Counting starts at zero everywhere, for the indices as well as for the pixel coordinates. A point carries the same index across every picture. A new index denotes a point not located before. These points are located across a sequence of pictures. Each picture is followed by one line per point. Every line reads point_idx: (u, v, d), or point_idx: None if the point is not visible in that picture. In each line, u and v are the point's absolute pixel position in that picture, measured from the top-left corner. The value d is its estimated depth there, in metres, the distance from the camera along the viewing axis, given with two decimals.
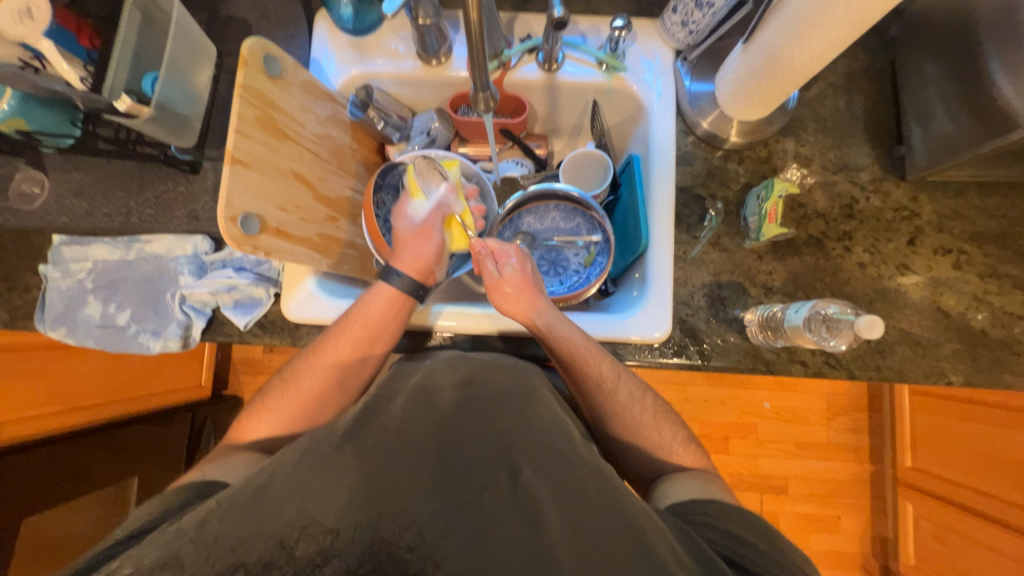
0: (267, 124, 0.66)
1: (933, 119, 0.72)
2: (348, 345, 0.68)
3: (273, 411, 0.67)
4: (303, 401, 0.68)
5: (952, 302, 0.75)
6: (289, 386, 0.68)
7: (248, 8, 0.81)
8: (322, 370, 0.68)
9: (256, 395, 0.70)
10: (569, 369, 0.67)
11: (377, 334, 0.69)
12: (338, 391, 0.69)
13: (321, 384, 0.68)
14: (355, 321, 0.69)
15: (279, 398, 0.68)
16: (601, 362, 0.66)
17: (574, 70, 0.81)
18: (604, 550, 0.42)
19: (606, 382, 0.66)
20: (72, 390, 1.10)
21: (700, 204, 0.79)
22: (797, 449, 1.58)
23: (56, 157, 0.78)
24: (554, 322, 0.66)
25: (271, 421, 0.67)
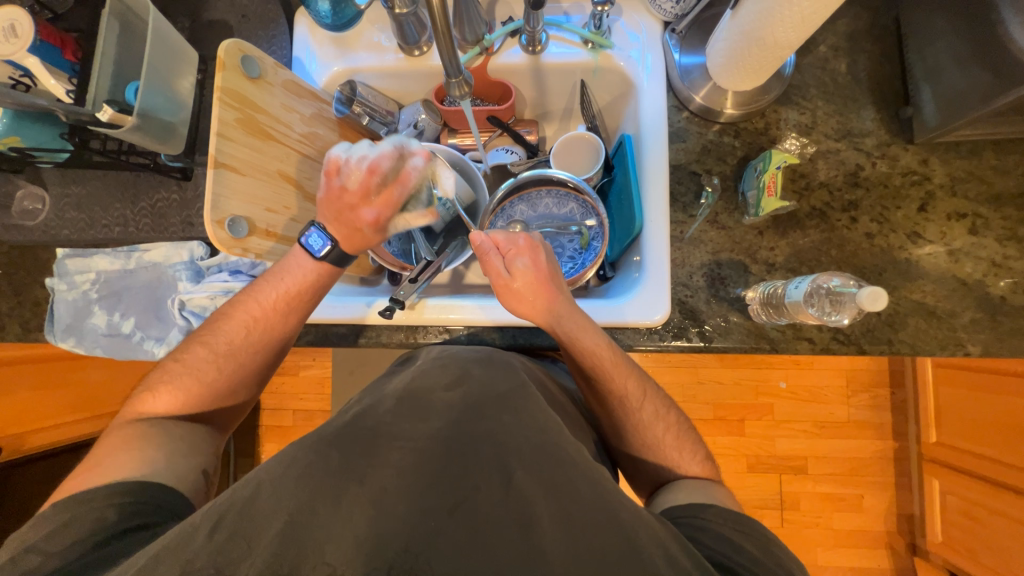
0: (249, 126, 0.66)
1: (943, 75, 0.68)
2: (272, 308, 0.67)
3: (171, 385, 0.63)
4: (205, 371, 0.64)
5: (968, 269, 0.71)
6: (209, 350, 0.65)
7: (228, 11, 0.81)
8: (234, 329, 0.66)
9: (154, 371, 0.66)
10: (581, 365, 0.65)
11: (296, 295, 0.68)
12: (250, 350, 0.67)
13: (247, 348, 0.66)
14: (284, 282, 0.67)
15: (198, 364, 0.64)
16: (627, 378, 0.64)
17: (559, 51, 0.78)
18: (596, 547, 0.41)
19: (617, 382, 0.64)
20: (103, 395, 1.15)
21: (696, 181, 0.76)
22: (816, 429, 1.55)
23: (54, 172, 0.79)
24: (576, 331, 0.63)
25: (169, 395, 0.63)
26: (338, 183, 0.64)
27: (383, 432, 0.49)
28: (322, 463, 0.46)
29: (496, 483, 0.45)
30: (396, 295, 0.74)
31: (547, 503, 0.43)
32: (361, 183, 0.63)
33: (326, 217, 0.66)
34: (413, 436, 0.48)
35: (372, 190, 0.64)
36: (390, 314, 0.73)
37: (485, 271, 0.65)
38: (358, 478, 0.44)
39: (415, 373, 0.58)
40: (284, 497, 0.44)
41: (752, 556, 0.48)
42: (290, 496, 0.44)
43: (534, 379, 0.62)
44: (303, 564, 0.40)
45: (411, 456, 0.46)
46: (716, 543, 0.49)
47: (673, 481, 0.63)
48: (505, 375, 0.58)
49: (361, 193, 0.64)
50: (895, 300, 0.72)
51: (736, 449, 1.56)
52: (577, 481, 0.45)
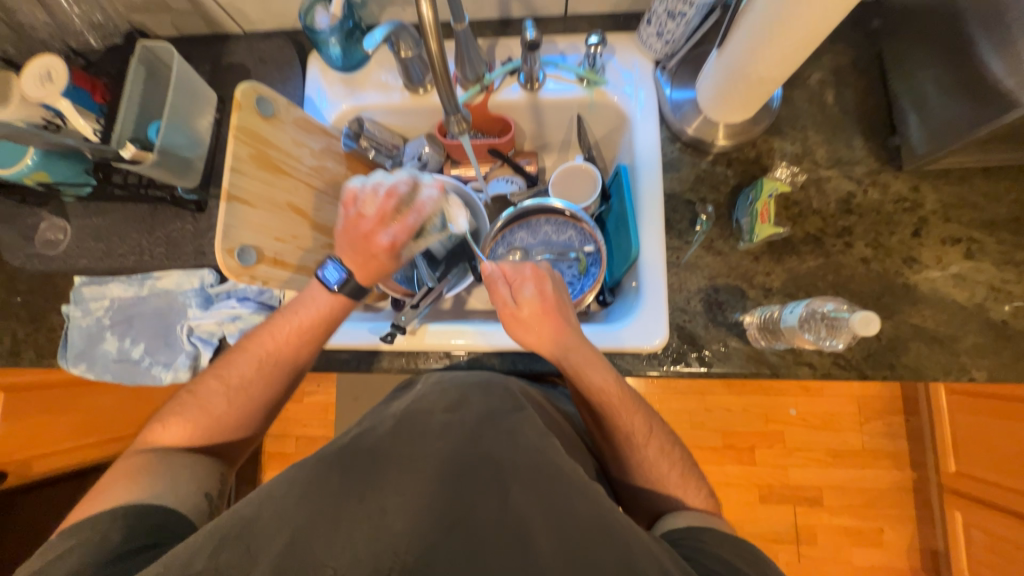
0: (261, 161, 0.69)
1: (927, 106, 0.70)
2: (284, 341, 0.67)
3: (180, 420, 0.64)
4: (218, 407, 0.65)
5: (968, 294, 0.71)
6: (220, 383, 0.66)
7: (246, 55, 0.87)
8: (248, 361, 0.67)
9: (167, 406, 0.67)
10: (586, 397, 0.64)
11: (306, 327, 0.68)
12: (263, 383, 0.67)
13: (255, 381, 0.66)
14: (296, 315, 0.68)
15: (209, 395, 0.65)
16: (634, 415, 0.64)
17: (555, 87, 0.83)
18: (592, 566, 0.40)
19: (624, 419, 0.64)
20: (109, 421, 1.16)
21: (691, 208, 0.78)
22: (829, 458, 1.50)
23: (77, 205, 0.84)
24: (584, 364, 0.63)
25: (177, 425, 0.64)
26: (354, 212, 0.66)
27: (381, 455, 0.49)
28: (322, 484, 0.47)
29: (493, 501, 0.45)
30: (397, 320, 0.75)
31: (542, 523, 0.43)
32: (375, 210, 0.65)
33: (342, 250, 0.67)
34: (413, 458, 0.48)
35: (388, 216, 0.66)
36: (391, 338, 0.74)
37: (492, 299, 0.65)
38: (358, 498, 0.45)
39: (415, 395, 0.59)
40: (282, 520, 0.44)
41: None
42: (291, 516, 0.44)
43: (525, 396, 0.62)
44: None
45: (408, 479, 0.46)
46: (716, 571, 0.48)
47: (672, 511, 0.61)
48: (500, 396, 0.58)
49: (375, 218, 0.66)
50: (894, 324, 0.72)
51: (746, 479, 1.51)
52: (573, 500, 0.45)
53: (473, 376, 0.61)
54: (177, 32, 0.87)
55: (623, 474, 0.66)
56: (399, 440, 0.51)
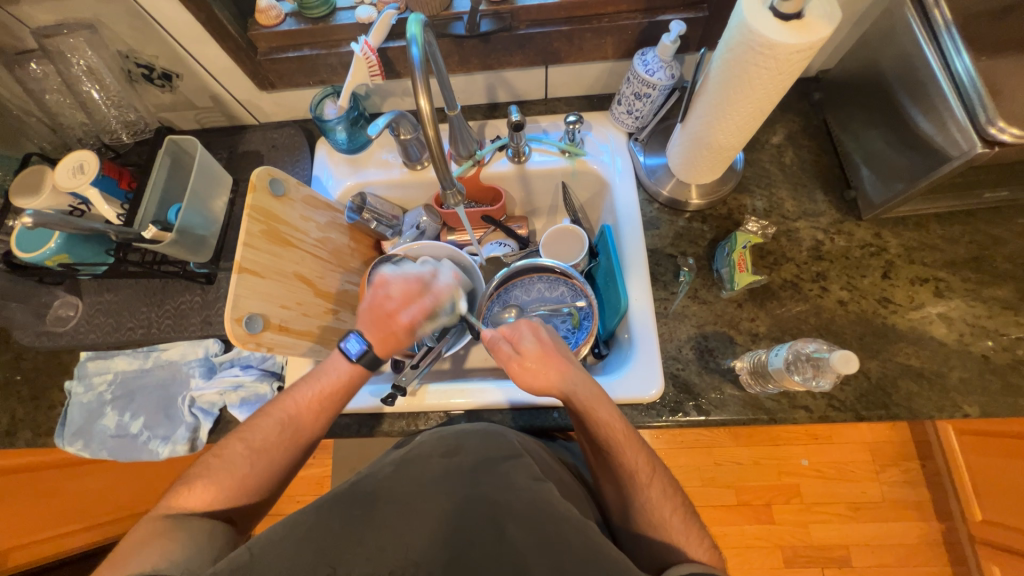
0: (271, 236, 0.75)
1: (873, 163, 0.78)
2: (303, 410, 0.67)
3: (191, 493, 0.62)
4: (233, 478, 0.63)
5: (945, 331, 0.74)
6: (238, 450, 0.65)
7: (260, 143, 0.96)
8: (267, 433, 0.66)
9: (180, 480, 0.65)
10: (596, 440, 0.64)
11: (328, 396, 0.69)
12: (280, 454, 0.65)
13: (279, 445, 0.66)
14: (318, 383, 0.69)
15: (234, 458, 0.64)
16: (638, 452, 0.64)
17: (540, 160, 0.91)
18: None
19: (630, 459, 0.63)
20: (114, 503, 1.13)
21: (673, 261, 0.83)
22: (851, 511, 1.44)
23: (91, 282, 0.88)
24: (592, 400, 0.64)
25: (183, 497, 0.62)
26: (382, 293, 0.72)
27: (380, 500, 0.48)
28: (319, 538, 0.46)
29: (490, 546, 0.44)
30: (397, 381, 0.76)
31: (541, 567, 0.42)
32: (403, 291, 0.72)
33: (365, 325, 0.71)
34: (413, 502, 0.48)
35: (411, 299, 0.72)
36: (392, 401, 0.74)
37: (496, 358, 0.67)
38: (356, 543, 0.44)
39: (412, 444, 0.57)
40: None
41: None
42: (289, 563, 0.43)
43: (526, 447, 0.60)
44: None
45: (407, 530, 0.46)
46: None
47: (675, 561, 0.58)
48: (500, 444, 0.55)
49: (403, 299, 0.72)
50: (881, 363, 0.74)
51: (766, 539, 1.43)
52: (570, 540, 0.44)
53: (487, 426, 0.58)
54: (200, 126, 0.97)
55: (625, 525, 0.64)
56: (398, 484, 0.49)
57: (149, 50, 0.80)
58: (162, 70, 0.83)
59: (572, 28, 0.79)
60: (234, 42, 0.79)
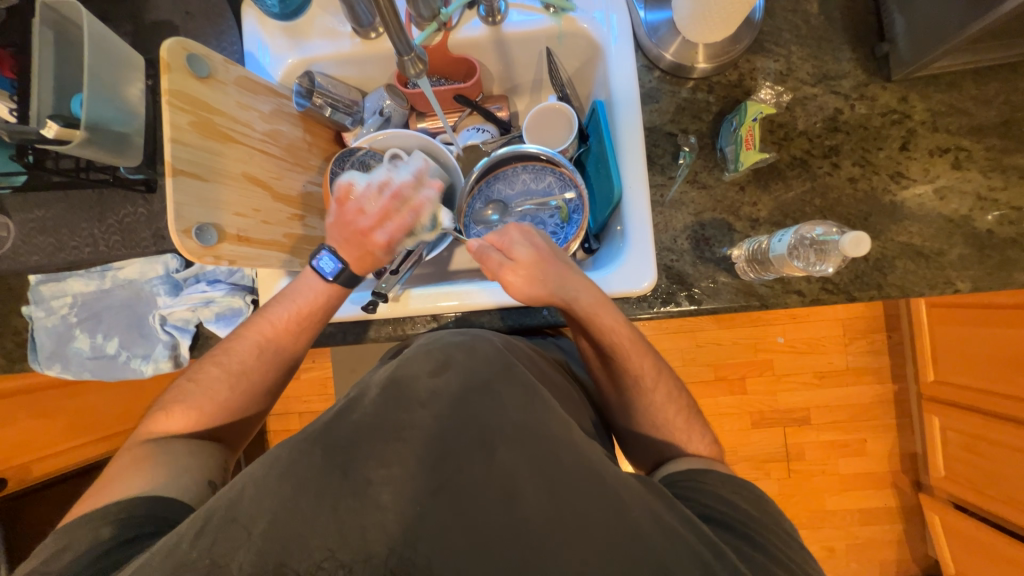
0: (204, 128, 0.63)
1: (916, 5, 0.65)
2: (285, 329, 0.66)
3: (182, 406, 0.62)
4: (218, 392, 0.63)
5: (955, 205, 0.70)
6: (223, 369, 0.64)
7: (171, 10, 0.77)
8: (248, 350, 0.65)
9: (166, 393, 0.65)
10: (605, 353, 0.64)
11: (306, 315, 0.67)
12: (263, 371, 0.66)
13: (261, 366, 0.65)
14: (295, 302, 0.66)
15: (215, 380, 0.64)
16: (644, 357, 0.64)
17: (520, 19, 0.75)
18: (582, 515, 0.42)
19: (642, 370, 0.64)
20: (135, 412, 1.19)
21: (672, 141, 0.74)
22: (817, 379, 1.56)
23: (14, 198, 0.77)
24: (595, 305, 0.63)
25: (170, 413, 0.62)
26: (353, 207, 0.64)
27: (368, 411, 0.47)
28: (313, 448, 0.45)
29: (479, 452, 0.44)
30: (378, 288, 0.72)
31: (530, 473, 0.43)
32: (375, 211, 0.64)
33: (337, 241, 0.66)
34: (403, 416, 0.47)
35: (388, 215, 0.65)
36: (373, 308, 0.72)
37: (487, 270, 0.63)
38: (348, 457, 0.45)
39: (400, 359, 0.55)
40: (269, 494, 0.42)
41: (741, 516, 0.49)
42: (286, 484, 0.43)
43: (514, 349, 0.59)
44: (294, 552, 0.39)
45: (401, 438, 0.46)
46: (708, 508, 0.50)
47: (675, 456, 0.62)
48: (486, 357, 0.54)
49: (376, 220, 0.65)
50: (881, 244, 0.71)
51: (739, 407, 1.58)
52: (562, 457, 0.45)
53: (485, 335, 0.58)
54: None
55: (620, 409, 0.68)
56: (385, 399, 0.48)
57: None
58: None
59: None
60: None
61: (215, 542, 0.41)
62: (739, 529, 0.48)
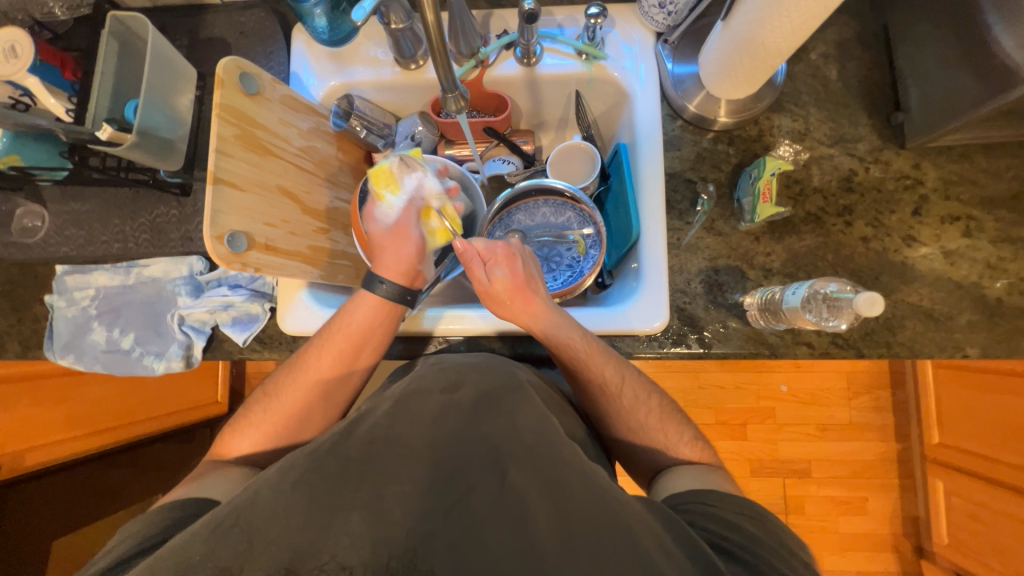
0: (248, 142, 0.66)
1: (931, 81, 0.69)
2: (341, 359, 0.67)
3: (256, 427, 0.66)
4: (286, 417, 0.67)
5: (965, 271, 0.72)
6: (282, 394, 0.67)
7: (226, 29, 0.82)
8: (310, 380, 0.67)
9: (237, 412, 0.69)
10: (572, 373, 0.65)
11: (362, 343, 0.68)
12: (326, 400, 0.68)
13: (324, 394, 0.68)
14: (350, 329, 0.67)
15: (282, 405, 0.67)
16: (605, 365, 0.64)
17: (553, 62, 0.80)
18: (592, 541, 0.41)
19: (611, 387, 0.64)
20: (136, 406, 1.21)
21: (691, 188, 0.77)
22: (819, 432, 1.54)
23: (54, 190, 0.80)
24: (559, 329, 0.64)
25: (250, 434, 0.66)
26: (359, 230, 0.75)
27: (383, 431, 0.48)
28: (323, 464, 0.46)
29: (491, 477, 0.45)
30: None
31: (540, 499, 0.43)
32: (402, 211, 0.71)
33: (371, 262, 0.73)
34: (415, 435, 0.47)
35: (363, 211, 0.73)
36: None
37: (468, 278, 0.65)
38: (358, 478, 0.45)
39: (412, 374, 0.57)
40: (282, 504, 0.43)
41: (745, 539, 0.48)
42: (299, 491, 0.43)
43: (529, 378, 0.60)
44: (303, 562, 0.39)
45: (412, 460, 0.46)
46: (708, 528, 0.50)
47: (676, 468, 0.62)
48: (501, 377, 0.55)
49: (405, 219, 0.71)
50: (891, 303, 0.72)
51: (738, 454, 1.55)
52: (569, 478, 0.44)
53: (496, 360, 0.59)
54: (150, 3, 0.82)
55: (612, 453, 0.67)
56: (398, 420, 0.49)
57: None
58: None
59: None
60: None
61: (221, 549, 0.41)
62: (742, 556, 0.47)
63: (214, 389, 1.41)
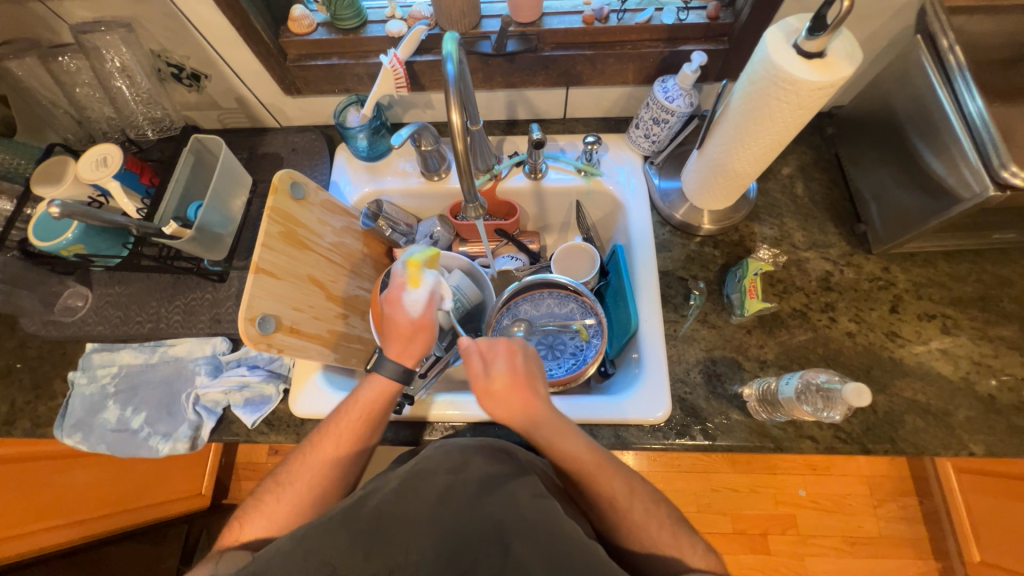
0: (289, 238, 0.75)
1: (885, 198, 0.79)
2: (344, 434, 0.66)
3: (266, 515, 0.63)
4: (297, 498, 0.63)
5: (952, 368, 0.75)
6: (295, 474, 0.65)
7: (280, 146, 0.98)
8: (317, 460, 0.65)
9: (248, 499, 0.66)
10: (579, 486, 0.61)
11: (367, 419, 0.67)
12: (336, 476, 0.65)
13: (335, 468, 0.65)
14: (353, 404, 0.67)
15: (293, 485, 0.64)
16: (613, 477, 0.60)
17: (556, 177, 0.93)
18: None
19: (619, 500, 0.59)
20: (124, 494, 1.17)
21: (684, 284, 0.84)
22: (848, 546, 1.42)
23: (103, 274, 0.88)
24: (558, 433, 0.61)
25: (261, 523, 0.62)
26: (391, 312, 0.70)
27: (390, 510, 0.48)
28: (332, 541, 0.46)
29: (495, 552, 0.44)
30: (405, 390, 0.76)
31: None
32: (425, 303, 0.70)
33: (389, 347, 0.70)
34: (421, 512, 0.48)
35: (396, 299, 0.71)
36: (399, 410, 0.74)
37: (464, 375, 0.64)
38: (362, 558, 0.45)
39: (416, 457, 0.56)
40: None
41: None
42: None
43: (535, 465, 0.60)
44: None
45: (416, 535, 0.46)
46: None
47: None
48: (505, 463, 0.55)
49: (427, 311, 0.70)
50: (888, 397, 0.74)
51: (761, 570, 1.42)
52: (575, 557, 0.44)
53: (497, 441, 0.60)
54: (222, 126, 0.99)
55: None
56: (404, 498, 0.49)
57: (181, 50, 0.82)
58: (191, 70, 0.85)
59: (596, 53, 0.82)
60: (265, 48, 0.80)
61: None
62: None
63: (199, 479, 1.38)
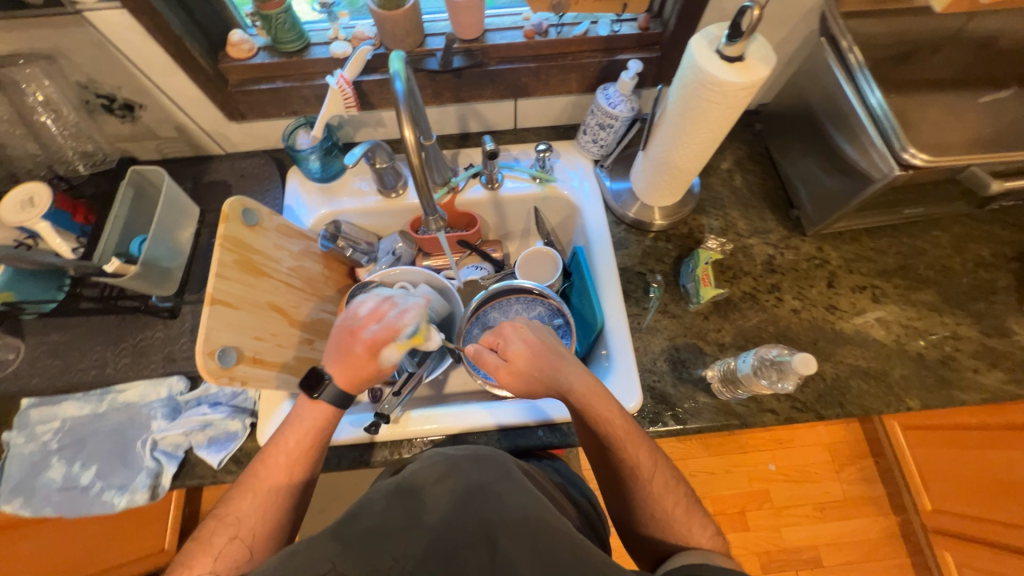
0: (244, 265, 0.73)
1: (812, 184, 0.87)
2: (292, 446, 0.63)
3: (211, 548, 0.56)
4: (247, 524, 0.58)
5: (884, 332, 0.83)
6: (240, 497, 0.59)
7: (227, 173, 0.95)
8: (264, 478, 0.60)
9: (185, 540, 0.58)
10: (606, 448, 0.62)
11: (313, 430, 0.64)
12: (286, 491, 0.61)
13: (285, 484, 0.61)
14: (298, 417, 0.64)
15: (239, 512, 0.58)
16: (639, 447, 0.62)
17: (513, 186, 0.95)
18: None
19: (641, 470, 0.61)
20: None
21: (643, 279, 0.88)
22: (819, 512, 1.50)
23: (35, 322, 0.81)
24: (591, 397, 0.62)
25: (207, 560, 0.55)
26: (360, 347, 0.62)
27: (371, 529, 0.47)
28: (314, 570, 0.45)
29: (484, 555, 0.44)
30: (380, 409, 0.75)
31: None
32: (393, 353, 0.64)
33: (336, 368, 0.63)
34: (403, 526, 0.46)
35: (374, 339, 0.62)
36: (375, 430, 0.73)
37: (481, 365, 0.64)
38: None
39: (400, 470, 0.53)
40: None
41: None
42: None
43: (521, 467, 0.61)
44: None
45: (400, 550, 0.45)
46: None
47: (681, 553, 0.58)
48: (495, 467, 0.51)
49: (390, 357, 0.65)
50: (834, 365, 0.80)
51: (743, 547, 1.48)
52: (562, 546, 0.44)
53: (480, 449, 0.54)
54: (161, 156, 0.95)
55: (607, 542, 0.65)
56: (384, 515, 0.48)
57: (111, 80, 0.78)
58: (124, 101, 0.82)
59: (539, 65, 0.85)
60: (204, 75, 0.78)
61: None
62: None
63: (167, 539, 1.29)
